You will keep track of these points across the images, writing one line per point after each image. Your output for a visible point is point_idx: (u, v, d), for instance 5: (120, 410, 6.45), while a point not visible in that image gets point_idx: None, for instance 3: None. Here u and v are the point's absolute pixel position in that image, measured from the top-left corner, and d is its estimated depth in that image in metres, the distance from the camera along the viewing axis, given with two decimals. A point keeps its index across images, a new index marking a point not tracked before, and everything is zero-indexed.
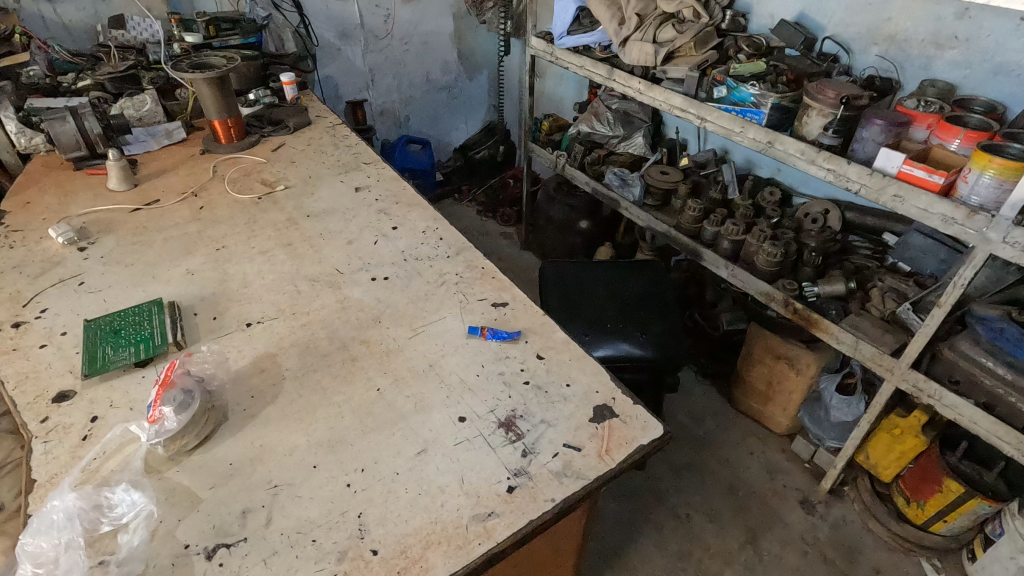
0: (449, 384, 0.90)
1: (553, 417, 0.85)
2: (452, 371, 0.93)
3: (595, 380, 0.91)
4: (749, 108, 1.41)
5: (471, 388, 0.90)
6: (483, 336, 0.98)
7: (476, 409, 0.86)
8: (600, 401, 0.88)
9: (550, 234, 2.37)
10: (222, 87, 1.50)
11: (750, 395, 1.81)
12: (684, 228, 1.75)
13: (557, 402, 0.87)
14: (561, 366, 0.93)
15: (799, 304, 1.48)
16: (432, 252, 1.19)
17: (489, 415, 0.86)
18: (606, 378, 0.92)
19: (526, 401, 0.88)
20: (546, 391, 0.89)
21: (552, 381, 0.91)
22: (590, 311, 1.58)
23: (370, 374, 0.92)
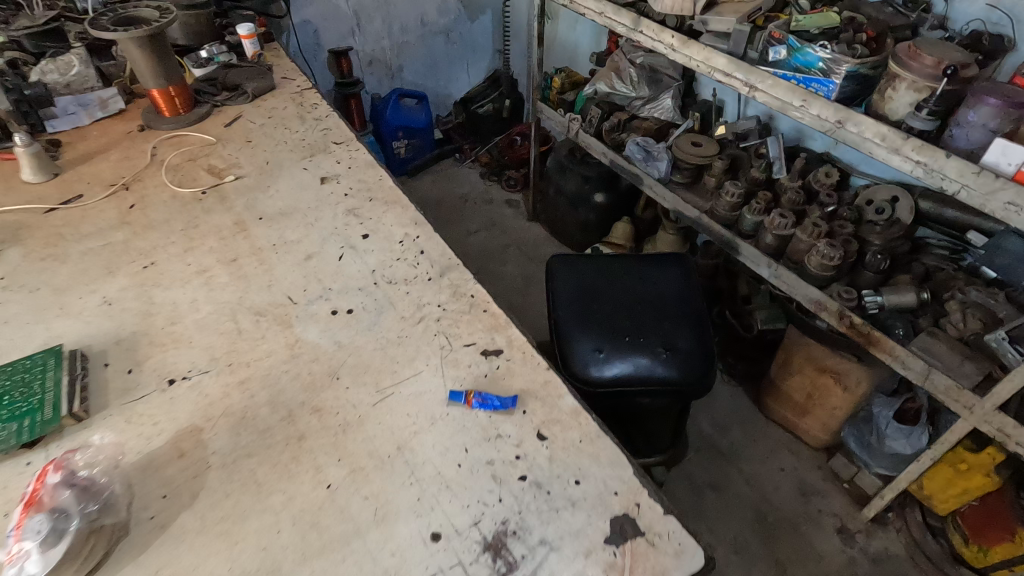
0: (420, 481, 0.69)
1: (556, 534, 0.64)
2: (426, 459, 0.71)
3: (612, 474, 0.69)
4: (815, 77, 1.10)
5: (449, 486, 0.68)
6: (468, 405, 0.76)
7: (455, 521, 0.65)
8: (620, 509, 0.66)
9: (560, 208, 2.10)
10: (156, 48, 1.22)
11: (785, 404, 1.59)
12: (719, 215, 1.48)
13: (562, 511, 0.66)
14: (569, 450, 0.72)
15: (857, 318, 1.23)
16: (410, 272, 0.95)
17: (471, 531, 0.65)
18: (627, 469, 0.70)
19: (521, 509, 0.66)
20: (548, 494, 0.68)
21: (556, 476, 0.69)
22: (606, 320, 1.34)
23: (320, 459, 0.71)
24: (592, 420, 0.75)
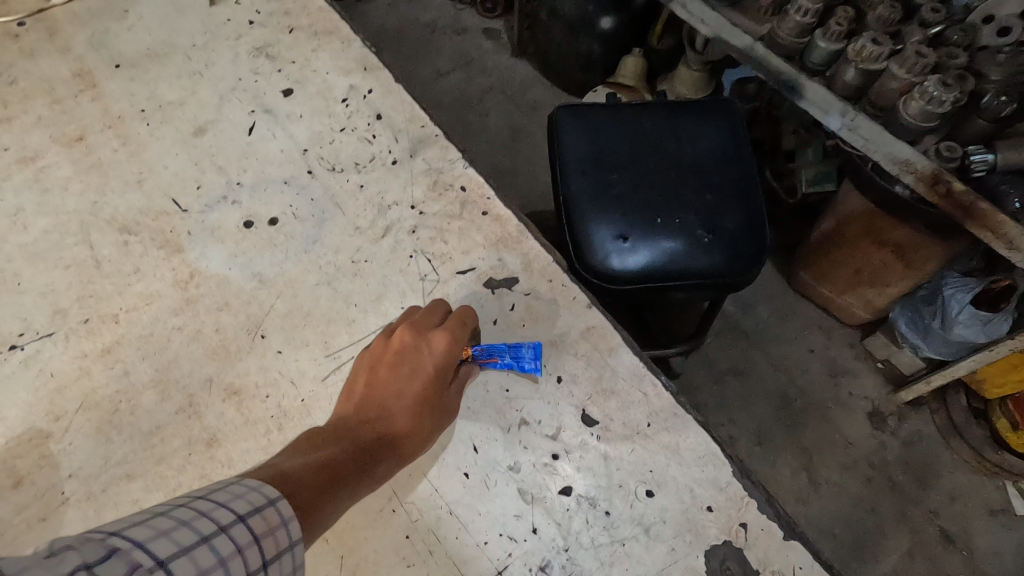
0: (433, 504, 0.58)
1: (614, 554, 0.56)
2: (429, 472, 0.59)
3: (697, 479, 0.59)
4: None
5: (469, 509, 0.58)
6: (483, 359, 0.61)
7: (488, 550, 0.57)
8: (690, 507, 0.58)
9: (554, 38, 1.64)
10: None
11: (823, 281, 1.36)
12: (779, 44, 1.11)
13: (618, 523, 0.57)
14: (611, 434, 0.60)
15: (958, 184, 0.95)
16: (362, 151, 0.69)
17: (507, 560, 0.56)
18: (686, 451, 0.60)
19: (564, 528, 0.57)
20: (599, 510, 0.58)
21: (603, 477, 0.59)
22: (632, 194, 1.04)
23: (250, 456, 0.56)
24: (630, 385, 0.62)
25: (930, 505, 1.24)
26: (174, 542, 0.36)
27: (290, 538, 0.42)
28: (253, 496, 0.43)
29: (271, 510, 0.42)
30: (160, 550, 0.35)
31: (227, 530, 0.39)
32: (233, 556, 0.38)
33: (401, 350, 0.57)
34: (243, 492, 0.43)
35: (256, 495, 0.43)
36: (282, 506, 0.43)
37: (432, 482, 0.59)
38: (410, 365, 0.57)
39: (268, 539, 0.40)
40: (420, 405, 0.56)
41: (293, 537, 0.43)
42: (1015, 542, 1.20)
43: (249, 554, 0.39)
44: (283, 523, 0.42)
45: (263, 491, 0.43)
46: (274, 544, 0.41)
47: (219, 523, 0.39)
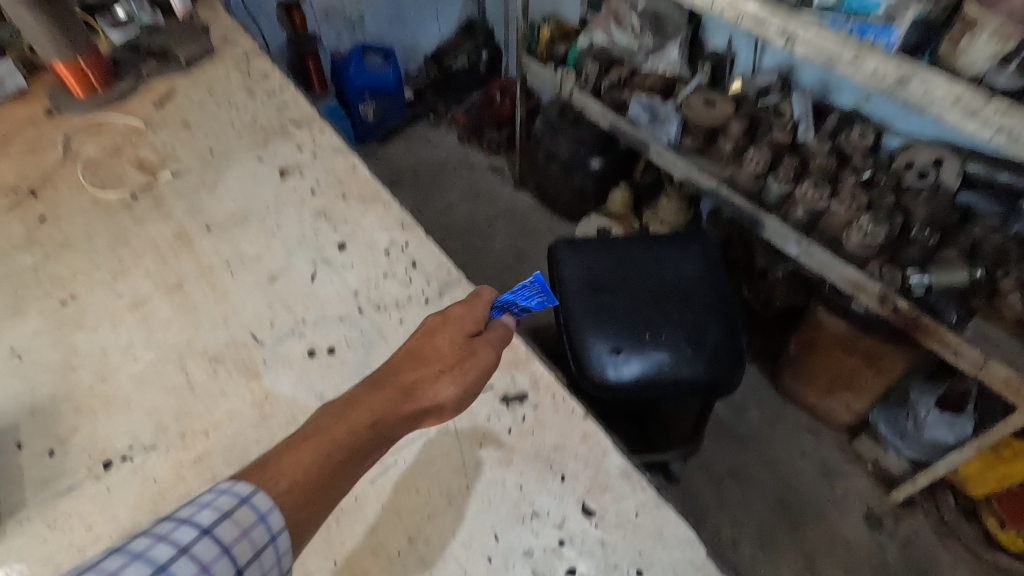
0: None
1: None
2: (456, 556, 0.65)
3: (698, 564, 0.65)
4: (873, 25, 0.92)
5: None
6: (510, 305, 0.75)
7: None
8: None
9: (552, 174, 1.89)
10: (54, 10, 0.97)
11: (806, 385, 1.48)
12: (741, 185, 1.33)
13: None
14: (618, 521, 0.67)
15: (903, 302, 1.11)
16: (402, 292, 0.78)
17: None
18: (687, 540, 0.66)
19: None
20: None
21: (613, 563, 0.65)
22: (621, 314, 1.20)
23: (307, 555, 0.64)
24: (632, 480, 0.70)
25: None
26: None
27: (268, 533, 0.47)
28: (222, 501, 0.46)
29: (242, 512, 0.46)
30: None
31: (188, 552, 0.43)
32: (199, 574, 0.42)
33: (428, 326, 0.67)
34: (213, 497, 0.47)
35: (223, 500, 0.46)
36: (262, 500, 0.47)
37: (459, 562, 0.65)
38: (433, 338, 0.66)
39: (240, 540, 0.45)
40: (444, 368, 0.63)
41: (271, 532, 0.47)
42: None
43: (220, 564, 0.43)
44: (259, 522, 0.46)
45: (236, 490, 0.47)
46: (248, 546, 0.45)
47: (180, 545, 0.43)
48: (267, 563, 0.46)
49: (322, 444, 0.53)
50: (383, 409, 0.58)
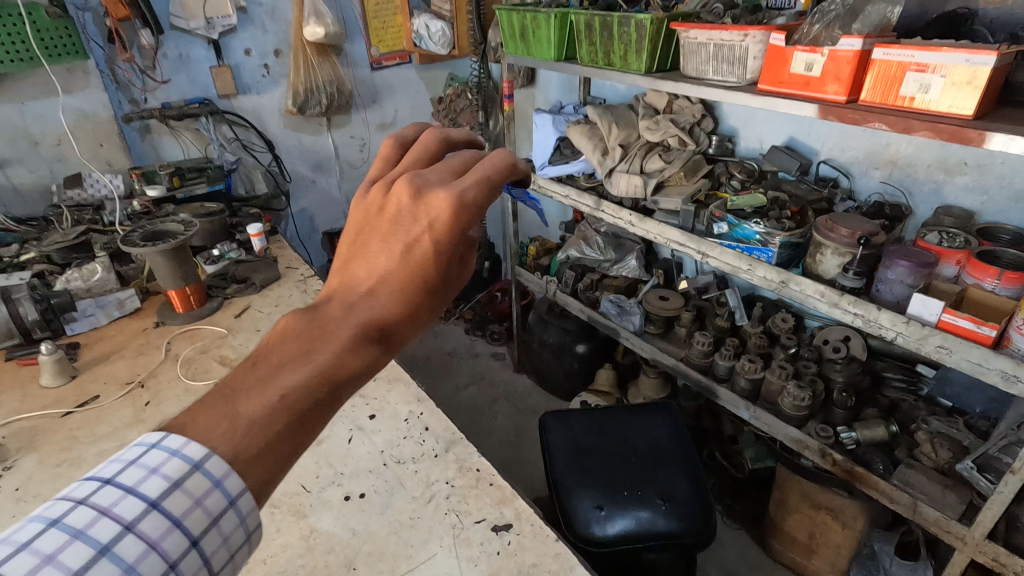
0: None
1: None
2: None
3: None
4: (755, 245, 1.29)
5: None
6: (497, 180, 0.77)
7: None
8: None
9: (545, 358, 2.20)
10: (178, 255, 1.36)
11: (791, 546, 1.56)
12: (694, 362, 1.60)
13: None
14: None
15: (838, 454, 1.29)
16: (417, 449, 1.01)
17: None
18: None
19: None
20: None
21: None
22: (602, 474, 1.39)
23: None
24: None
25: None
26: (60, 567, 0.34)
27: (226, 500, 0.39)
28: (170, 465, 0.38)
29: (194, 482, 0.38)
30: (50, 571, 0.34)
31: (136, 529, 0.37)
32: (145, 553, 0.37)
33: (446, 244, 0.46)
34: (164, 460, 0.38)
35: (173, 464, 0.38)
36: (219, 466, 0.39)
37: None
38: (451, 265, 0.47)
39: (194, 511, 0.39)
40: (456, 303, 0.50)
41: (230, 497, 0.39)
42: None
43: (170, 541, 0.38)
44: (215, 490, 0.39)
45: (189, 451, 0.39)
46: (203, 516, 0.39)
47: (124, 521, 0.37)
48: (226, 527, 0.40)
49: (299, 415, 0.41)
50: (378, 361, 0.45)
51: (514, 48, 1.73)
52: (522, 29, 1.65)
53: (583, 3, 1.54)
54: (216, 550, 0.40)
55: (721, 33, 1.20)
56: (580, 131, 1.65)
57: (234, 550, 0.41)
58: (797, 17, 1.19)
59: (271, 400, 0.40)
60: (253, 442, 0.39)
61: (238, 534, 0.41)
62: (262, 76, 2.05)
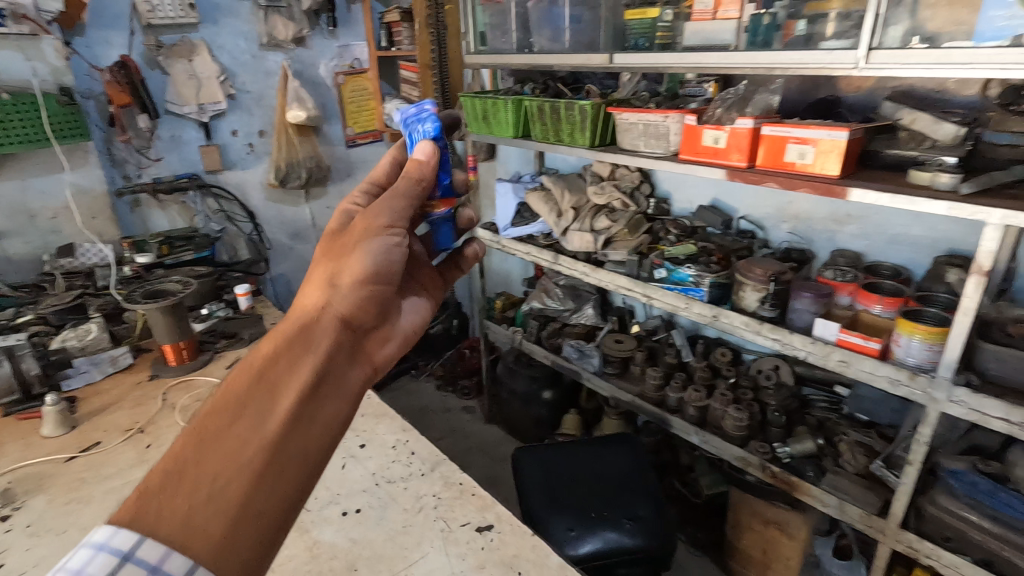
0: None
1: None
2: None
3: None
4: (690, 286, 1.52)
5: None
6: (440, 195, 0.79)
7: None
8: None
9: (514, 406, 2.33)
10: (176, 312, 1.48)
11: (746, 564, 1.69)
12: (648, 395, 1.78)
13: None
14: None
15: (776, 467, 1.47)
16: (405, 470, 1.13)
17: None
18: None
19: None
20: None
21: None
22: (572, 500, 1.52)
23: None
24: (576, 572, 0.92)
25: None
26: None
27: None
28: (97, 562, 0.41)
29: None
30: None
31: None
32: None
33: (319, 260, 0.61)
34: (86, 563, 0.41)
35: (101, 561, 0.41)
36: (153, 551, 0.41)
37: None
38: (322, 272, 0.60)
39: None
40: (344, 275, 0.59)
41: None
42: None
43: None
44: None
45: (118, 543, 0.41)
46: None
47: None
48: None
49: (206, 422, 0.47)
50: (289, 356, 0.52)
51: (478, 127, 1.99)
52: (483, 112, 1.91)
53: (534, 91, 1.84)
54: None
55: (648, 115, 1.48)
56: (537, 197, 1.91)
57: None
58: (706, 103, 1.47)
59: (174, 445, 0.47)
60: (167, 475, 0.44)
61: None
62: (247, 153, 2.25)
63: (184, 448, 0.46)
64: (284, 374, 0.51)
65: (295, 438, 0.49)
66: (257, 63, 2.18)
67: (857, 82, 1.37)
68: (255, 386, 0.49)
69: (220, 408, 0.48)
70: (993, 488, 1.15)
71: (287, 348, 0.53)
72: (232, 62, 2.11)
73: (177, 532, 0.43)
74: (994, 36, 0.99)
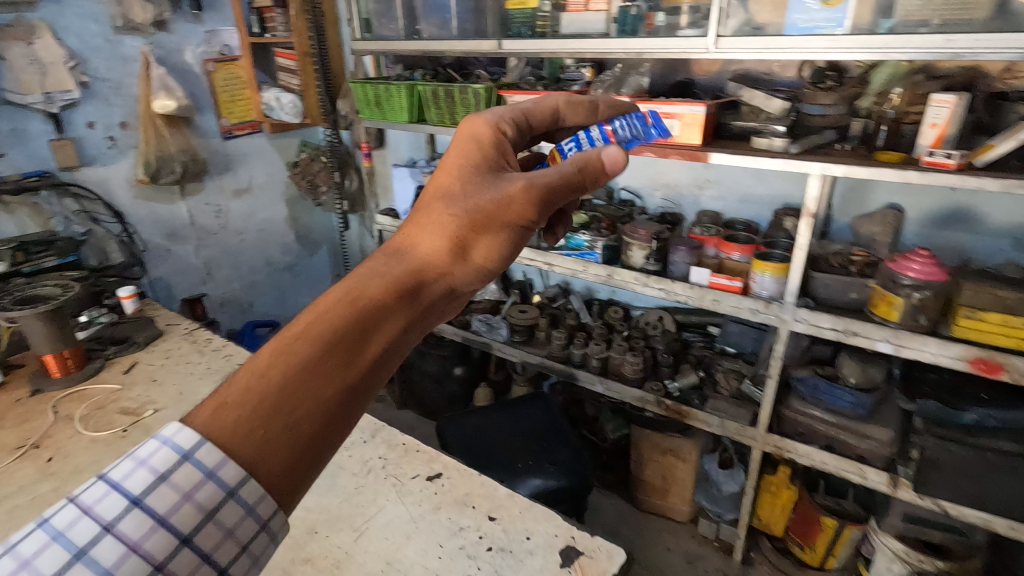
0: None
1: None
2: (414, 563, 0.89)
3: (569, 527, 0.96)
4: (586, 250, 1.70)
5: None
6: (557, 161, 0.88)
7: None
8: (563, 544, 0.92)
9: (426, 387, 2.38)
10: (58, 318, 1.35)
11: (650, 492, 1.92)
12: (555, 355, 1.95)
13: (525, 559, 0.90)
14: (515, 521, 0.97)
15: (669, 400, 1.70)
16: (346, 440, 1.17)
17: None
18: (559, 520, 0.97)
19: (497, 568, 0.88)
20: (531, 540, 0.93)
21: (512, 539, 0.93)
22: (498, 457, 1.63)
23: None
24: (522, 498, 1.03)
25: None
26: (93, 528, 0.40)
27: (215, 495, 0.42)
28: (158, 458, 0.42)
29: (181, 475, 0.42)
30: (83, 532, 0.40)
31: (115, 529, 0.40)
32: (154, 529, 0.41)
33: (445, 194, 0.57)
34: (152, 453, 0.42)
35: (162, 457, 0.42)
36: (210, 455, 0.42)
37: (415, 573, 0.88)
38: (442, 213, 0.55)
39: (182, 507, 0.42)
40: (467, 235, 0.55)
41: (227, 488, 0.42)
42: None
43: (179, 516, 0.42)
44: (206, 481, 0.42)
45: (180, 441, 0.42)
46: (193, 511, 0.42)
47: (132, 496, 0.41)
48: (223, 521, 0.43)
49: (302, 343, 0.44)
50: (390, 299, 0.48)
51: (370, 114, 2.01)
52: (376, 98, 1.95)
53: (425, 77, 1.91)
54: (214, 546, 0.43)
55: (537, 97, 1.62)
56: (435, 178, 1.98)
57: (244, 542, 0.44)
58: (586, 84, 1.65)
59: (271, 350, 0.44)
60: (253, 388, 0.42)
61: (247, 525, 0.44)
62: (107, 147, 2.04)
63: (277, 366, 0.43)
64: (392, 322, 0.47)
65: (365, 398, 0.46)
66: (112, 48, 1.97)
67: (706, 66, 1.63)
68: (350, 330, 0.45)
69: (323, 335, 0.44)
70: (829, 386, 1.46)
71: (399, 293, 0.49)
72: (82, 45, 1.90)
73: (248, 451, 0.42)
74: (799, 30, 1.27)
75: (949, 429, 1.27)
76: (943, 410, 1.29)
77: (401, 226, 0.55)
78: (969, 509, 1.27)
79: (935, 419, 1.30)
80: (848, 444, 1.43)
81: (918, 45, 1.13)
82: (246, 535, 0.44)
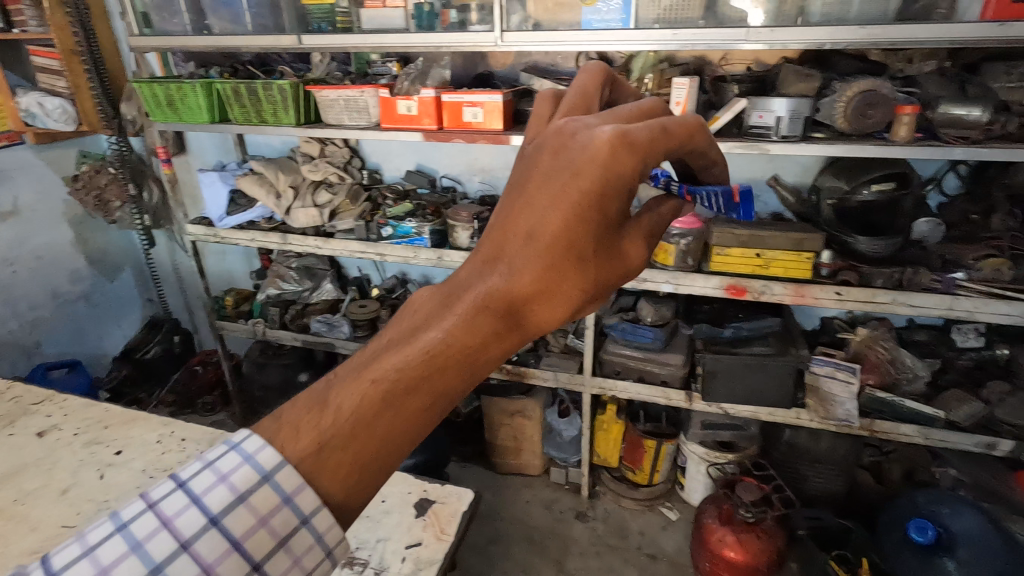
0: None
1: (385, 532, 0.93)
2: None
3: (422, 482, 1.04)
4: (414, 237, 1.79)
5: None
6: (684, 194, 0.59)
7: None
8: (417, 498, 1.00)
9: (269, 400, 2.27)
10: None
11: (505, 454, 2.08)
12: None
13: (382, 519, 0.96)
14: None
15: (509, 365, 1.86)
16: (181, 455, 1.11)
17: None
18: (412, 479, 1.04)
19: (356, 534, 0.93)
20: (386, 502, 0.99)
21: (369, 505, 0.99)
22: None
23: None
24: None
25: (638, 544, 1.83)
26: (161, 544, 0.33)
27: (294, 520, 0.35)
28: (237, 473, 0.35)
29: (260, 496, 0.35)
30: (150, 552, 0.33)
31: (187, 551, 0.33)
32: (228, 553, 0.34)
33: (560, 246, 0.37)
34: (230, 465, 0.35)
35: (241, 474, 0.35)
36: (291, 479, 0.34)
37: None
38: (545, 293, 0.36)
39: (257, 532, 0.35)
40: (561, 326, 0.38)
41: (304, 516, 0.35)
42: (684, 533, 1.86)
43: (253, 542, 0.35)
44: (284, 507, 0.35)
45: (261, 457, 0.34)
46: (267, 537, 0.35)
47: (208, 515, 0.34)
48: (296, 552, 0.35)
49: (354, 460, 0.33)
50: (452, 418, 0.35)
51: (163, 115, 1.86)
52: (167, 98, 1.80)
53: (222, 74, 1.81)
54: None
55: (346, 91, 1.65)
56: (251, 180, 1.91)
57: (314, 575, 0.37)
58: (393, 78, 1.70)
59: (328, 441, 0.33)
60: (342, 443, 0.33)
61: (319, 557, 0.36)
62: None
63: (331, 466, 0.34)
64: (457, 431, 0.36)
65: None
66: None
67: (502, 59, 1.80)
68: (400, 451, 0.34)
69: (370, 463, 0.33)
70: (632, 327, 1.74)
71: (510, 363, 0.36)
72: None
73: (337, 491, 0.34)
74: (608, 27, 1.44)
75: (719, 345, 1.62)
76: (712, 329, 1.66)
77: (498, 269, 0.36)
78: (742, 406, 1.61)
79: (708, 338, 1.65)
80: (653, 373, 1.70)
81: (656, 39, 1.40)
82: (313, 565, 0.36)
